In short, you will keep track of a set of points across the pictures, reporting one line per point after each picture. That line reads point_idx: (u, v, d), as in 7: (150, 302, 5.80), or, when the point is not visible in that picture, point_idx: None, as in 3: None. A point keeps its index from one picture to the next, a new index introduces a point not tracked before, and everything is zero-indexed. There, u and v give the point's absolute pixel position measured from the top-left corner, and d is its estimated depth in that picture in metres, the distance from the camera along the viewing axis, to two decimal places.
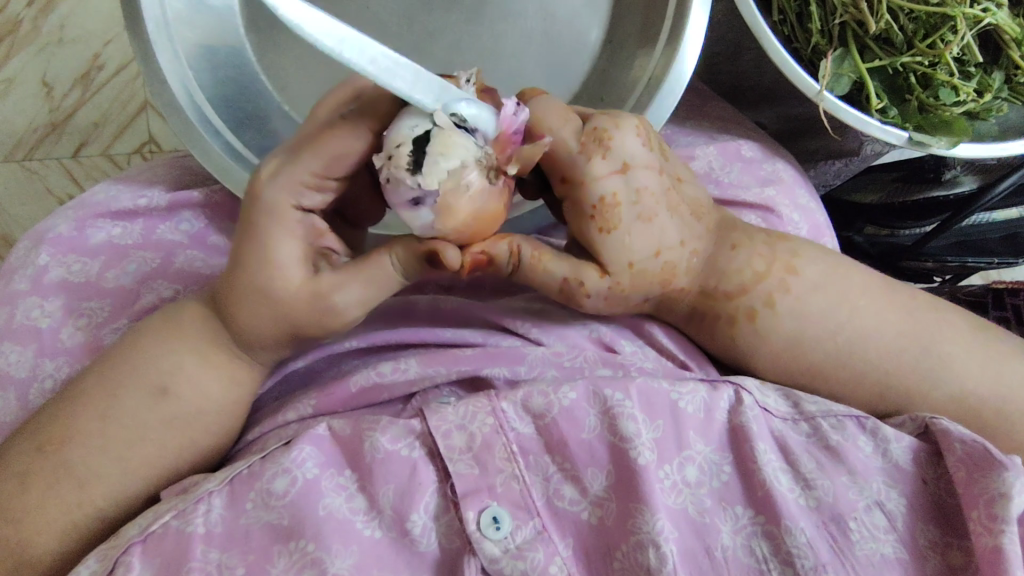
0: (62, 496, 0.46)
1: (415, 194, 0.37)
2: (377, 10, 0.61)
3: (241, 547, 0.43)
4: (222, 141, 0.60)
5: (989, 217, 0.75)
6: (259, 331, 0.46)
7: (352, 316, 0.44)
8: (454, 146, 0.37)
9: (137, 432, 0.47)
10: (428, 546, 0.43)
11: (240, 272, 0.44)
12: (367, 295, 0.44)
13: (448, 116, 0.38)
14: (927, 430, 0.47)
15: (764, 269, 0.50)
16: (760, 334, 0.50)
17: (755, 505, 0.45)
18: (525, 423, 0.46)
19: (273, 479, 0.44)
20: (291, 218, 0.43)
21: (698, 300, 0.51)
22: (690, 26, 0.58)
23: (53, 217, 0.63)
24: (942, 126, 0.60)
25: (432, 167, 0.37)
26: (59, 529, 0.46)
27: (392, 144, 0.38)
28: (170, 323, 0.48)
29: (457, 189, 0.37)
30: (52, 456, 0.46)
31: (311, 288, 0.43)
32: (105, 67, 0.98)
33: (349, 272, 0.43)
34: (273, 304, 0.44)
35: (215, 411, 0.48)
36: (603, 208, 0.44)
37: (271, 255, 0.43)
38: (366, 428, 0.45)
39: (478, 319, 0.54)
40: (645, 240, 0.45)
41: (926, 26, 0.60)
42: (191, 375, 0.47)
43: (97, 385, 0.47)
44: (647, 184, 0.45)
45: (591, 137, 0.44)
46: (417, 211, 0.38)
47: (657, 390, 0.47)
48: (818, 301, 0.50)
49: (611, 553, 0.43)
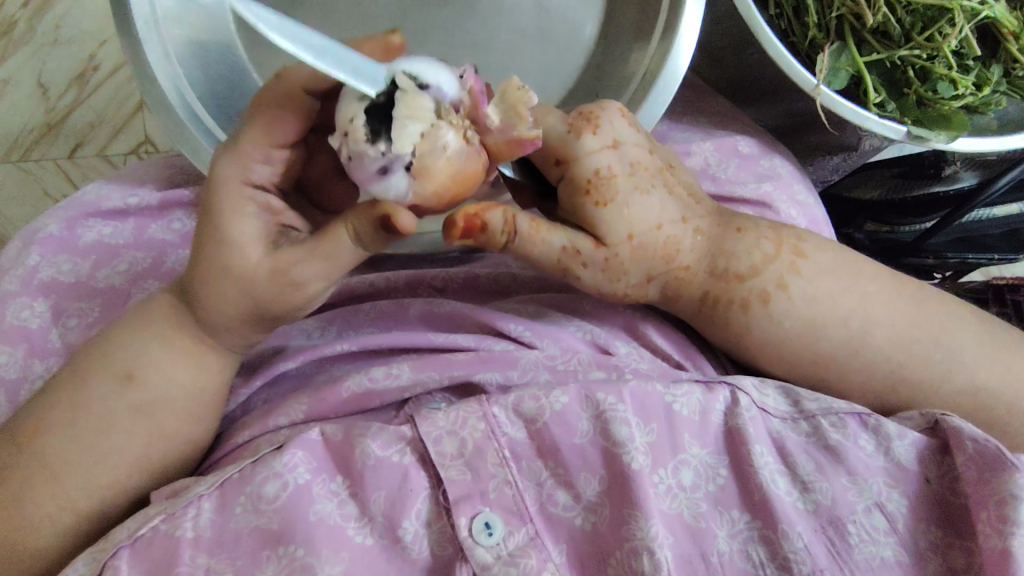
0: (33, 488, 0.45)
1: (382, 161, 0.37)
2: (369, 7, 0.61)
3: (230, 553, 0.42)
4: (213, 141, 0.60)
5: (988, 213, 0.74)
6: (226, 309, 0.45)
7: (316, 290, 0.43)
8: (420, 107, 0.37)
9: (104, 419, 0.46)
10: (419, 552, 0.43)
11: (202, 254, 0.44)
12: (324, 268, 0.42)
13: (407, 78, 0.37)
14: (938, 426, 0.47)
15: (774, 250, 0.49)
16: (772, 317, 0.49)
17: (752, 510, 0.44)
18: (516, 428, 0.45)
19: (264, 483, 0.43)
20: (241, 195, 0.43)
21: (709, 284, 0.50)
22: (685, 20, 0.58)
23: (44, 216, 0.63)
24: (940, 120, 0.59)
25: (402, 130, 0.36)
26: (33, 526, 0.45)
27: (345, 120, 0.37)
28: (145, 310, 0.48)
29: (431, 149, 0.37)
30: (27, 449, 0.46)
31: (269, 264, 0.42)
32: (100, 68, 0.97)
33: (303, 246, 0.42)
34: (236, 281, 0.43)
35: (183, 397, 0.47)
36: (599, 180, 0.46)
37: (229, 233, 0.43)
38: (357, 435, 0.45)
39: (469, 322, 0.53)
40: (645, 211, 0.46)
41: (923, 19, 0.58)
42: (159, 361, 0.47)
43: (69, 374, 0.48)
44: (638, 159, 0.47)
45: (579, 118, 0.47)
46: (387, 180, 0.37)
47: (651, 393, 0.46)
48: (829, 284, 0.49)
49: (605, 560, 0.43)
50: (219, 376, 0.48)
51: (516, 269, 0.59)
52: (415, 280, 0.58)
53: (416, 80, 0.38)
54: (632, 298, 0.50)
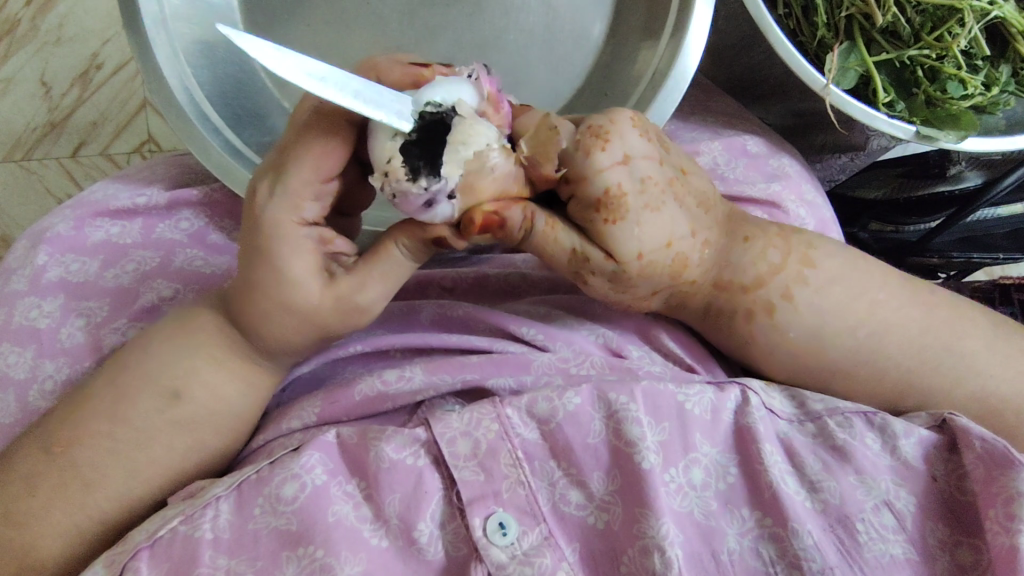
0: (70, 495, 0.46)
1: (427, 196, 0.39)
2: (381, 10, 0.61)
3: (249, 553, 0.43)
4: (221, 139, 0.59)
5: (994, 213, 0.74)
6: (276, 334, 0.45)
7: (379, 310, 0.45)
8: (474, 132, 0.40)
9: (146, 434, 0.47)
10: (434, 553, 0.43)
11: (256, 289, 0.44)
12: (387, 287, 0.44)
13: (431, 109, 0.39)
14: (944, 424, 0.47)
15: (781, 260, 0.50)
16: (776, 328, 0.50)
17: (761, 507, 0.45)
18: (529, 428, 0.46)
19: (282, 485, 0.44)
20: (298, 234, 0.43)
21: (713, 295, 0.50)
22: (694, 24, 0.58)
23: (52, 216, 0.64)
24: (949, 119, 0.59)
25: (455, 154, 0.39)
26: (63, 528, 0.46)
27: (382, 162, 0.39)
28: (185, 325, 0.48)
29: (481, 170, 0.40)
30: (61, 459, 0.46)
31: (332, 295, 0.43)
32: (104, 66, 0.97)
33: (365, 272, 0.43)
34: (297, 314, 0.44)
35: (228, 412, 0.48)
36: (608, 200, 0.44)
37: (286, 269, 0.43)
38: (372, 438, 0.45)
39: (482, 325, 0.53)
40: (655, 229, 0.45)
41: (932, 19, 0.59)
42: (206, 379, 0.47)
43: (107, 386, 0.48)
44: (649, 173, 0.45)
45: (588, 133, 0.44)
46: (435, 210, 0.39)
47: (664, 393, 0.46)
48: (838, 294, 0.49)
49: (617, 558, 0.43)
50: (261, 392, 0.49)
51: (527, 269, 0.59)
52: (424, 281, 0.58)
53: (441, 109, 0.39)
54: (634, 307, 0.50)
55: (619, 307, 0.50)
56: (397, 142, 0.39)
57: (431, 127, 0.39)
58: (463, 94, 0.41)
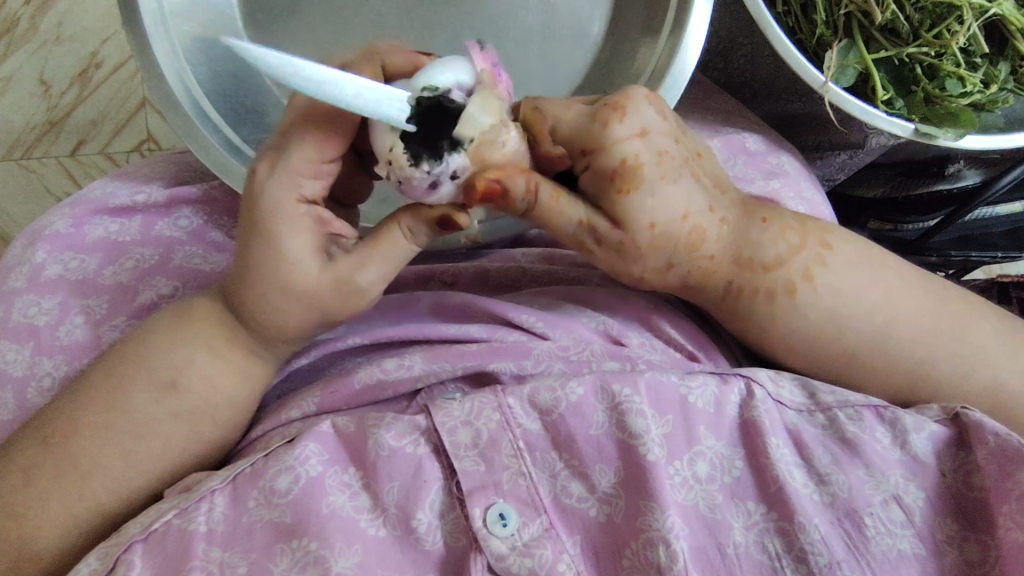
0: (65, 487, 0.45)
1: (431, 179, 0.40)
2: (381, 6, 0.61)
3: (242, 546, 0.42)
4: (222, 137, 0.59)
5: (994, 212, 0.75)
6: (280, 322, 0.45)
7: (377, 293, 0.44)
8: (488, 107, 0.41)
9: (143, 423, 0.46)
10: (433, 544, 0.42)
11: (254, 271, 0.43)
12: (385, 271, 0.44)
13: (427, 94, 0.40)
14: (957, 419, 0.46)
15: (800, 241, 0.49)
16: (795, 307, 0.49)
17: (768, 501, 0.44)
18: (531, 419, 0.45)
19: (276, 477, 0.43)
20: (297, 212, 0.43)
21: (734, 274, 0.49)
22: (692, 21, 0.59)
23: (50, 213, 0.63)
24: (948, 117, 0.60)
25: (468, 122, 0.40)
26: (59, 522, 0.45)
27: (384, 151, 0.39)
28: (186, 314, 0.48)
29: (494, 140, 0.41)
30: (57, 449, 0.45)
31: (329, 277, 0.43)
32: (102, 65, 0.97)
33: (365, 252, 0.43)
34: (296, 297, 0.43)
35: (226, 405, 0.47)
36: (625, 169, 0.44)
37: (282, 247, 0.42)
38: (370, 426, 0.44)
39: (483, 313, 0.52)
40: (669, 200, 0.45)
41: (932, 15, 0.59)
42: (203, 370, 0.47)
43: (105, 377, 0.47)
44: (664, 147, 0.45)
45: (606, 107, 0.45)
46: (439, 190, 0.40)
47: (666, 385, 0.46)
48: (850, 279, 0.49)
49: (620, 551, 0.42)
50: (258, 383, 0.48)
51: (527, 264, 0.59)
52: (424, 275, 0.58)
53: (437, 93, 0.40)
54: (649, 283, 0.49)
55: (633, 284, 0.49)
56: (397, 131, 0.39)
57: (430, 112, 0.40)
58: (461, 74, 0.41)
